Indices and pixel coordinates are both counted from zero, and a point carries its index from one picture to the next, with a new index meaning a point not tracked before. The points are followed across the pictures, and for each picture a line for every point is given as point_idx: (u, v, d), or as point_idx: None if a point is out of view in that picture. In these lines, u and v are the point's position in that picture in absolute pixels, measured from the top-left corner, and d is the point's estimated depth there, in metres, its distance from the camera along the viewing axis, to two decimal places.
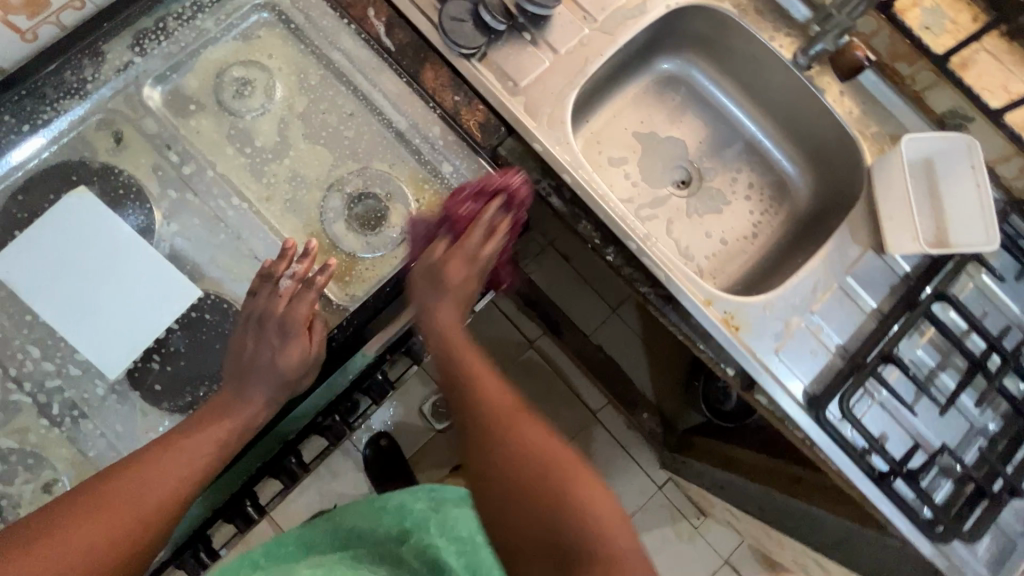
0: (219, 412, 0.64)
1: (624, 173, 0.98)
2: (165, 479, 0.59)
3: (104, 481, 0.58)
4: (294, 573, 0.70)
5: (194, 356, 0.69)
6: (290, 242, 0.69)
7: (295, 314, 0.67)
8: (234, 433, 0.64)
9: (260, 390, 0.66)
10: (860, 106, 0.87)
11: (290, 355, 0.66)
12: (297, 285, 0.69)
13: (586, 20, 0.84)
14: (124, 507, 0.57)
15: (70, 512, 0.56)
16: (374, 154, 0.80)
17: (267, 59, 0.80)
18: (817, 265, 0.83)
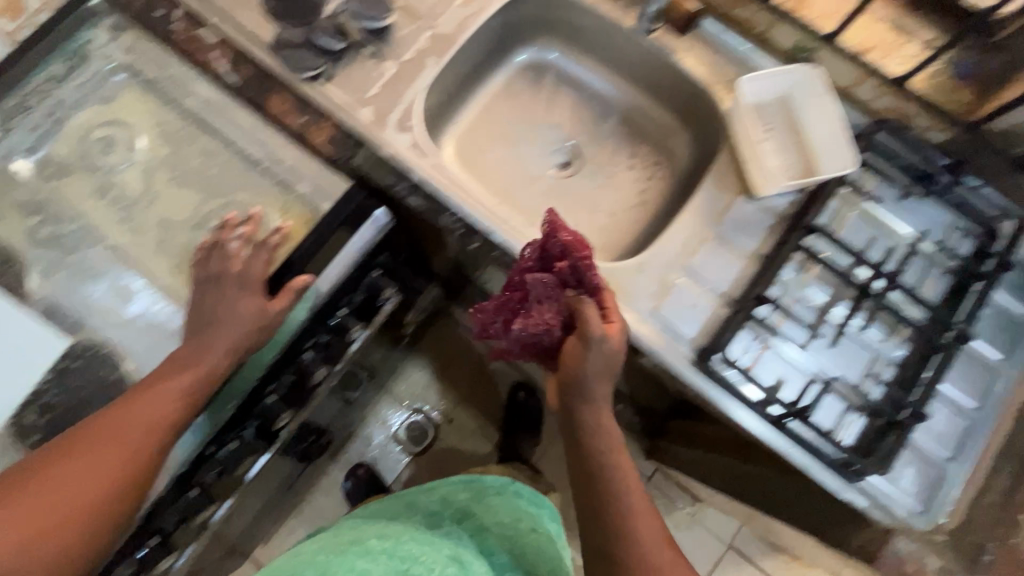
0: (186, 364, 0.67)
1: (503, 165, 0.98)
2: (162, 402, 0.64)
3: (85, 431, 0.62)
4: (364, 543, 0.81)
5: (69, 402, 0.72)
6: (257, 211, 0.78)
7: (248, 271, 0.73)
8: (199, 380, 0.67)
9: (221, 342, 0.69)
10: (710, 58, 0.88)
11: (250, 304, 0.71)
12: (245, 245, 0.76)
13: (425, 25, 0.88)
14: (99, 456, 0.60)
15: (92, 432, 0.62)
16: (238, 186, 0.82)
17: (127, 114, 0.84)
18: (687, 220, 0.83)
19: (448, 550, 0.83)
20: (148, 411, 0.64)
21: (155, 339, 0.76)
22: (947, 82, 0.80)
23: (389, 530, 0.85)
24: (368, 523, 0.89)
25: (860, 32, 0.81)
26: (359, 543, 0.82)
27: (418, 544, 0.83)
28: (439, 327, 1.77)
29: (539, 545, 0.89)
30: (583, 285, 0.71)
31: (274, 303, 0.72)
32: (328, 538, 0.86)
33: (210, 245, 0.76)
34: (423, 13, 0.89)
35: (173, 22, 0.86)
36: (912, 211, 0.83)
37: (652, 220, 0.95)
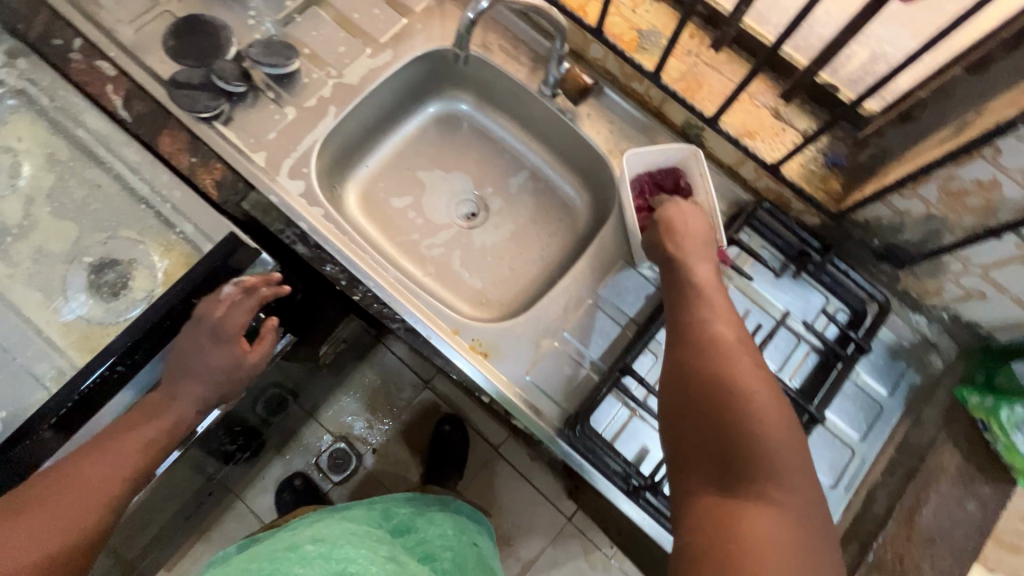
0: (155, 409, 0.66)
1: (408, 212, 1.00)
2: (123, 457, 0.63)
3: (42, 482, 0.60)
4: (298, 547, 0.78)
5: None
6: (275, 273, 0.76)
7: (229, 322, 0.70)
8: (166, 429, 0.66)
9: (190, 393, 0.68)
10: (608, 126, 0.92)
11: (226, 356, 0.69)
12: (239, 292, 0.72)
13: (330, 73, 0.89)
14: (66, 509, 0.60)
15: (48, 485, 0.60)
16: (120, 222, 0.81)
17: (12, 140, 0.83)
18: (567, 283, 0.84)
19: (384, 552, 0.81)
20: (114, 461, 0.63)
21: (24, 380, 0.74)
22: (817, 171, 0.83)
23: (325, 534, 0.82)
24: (306, 527, 0.87)
25: (740, 114, 0.84)
26: (295, 548, 0.78)
27: (355, 545, 0.80)
28: (371, 355, 1.75)
29: (477, 558, 0.93)
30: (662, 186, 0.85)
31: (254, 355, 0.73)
32: (261, 548, 0.81)
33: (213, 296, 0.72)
34: (330, 60, 0.90)
35: (73, 52, 0.86)
36: (785, 290, 0.86)
37: (548, 275, 0.97)
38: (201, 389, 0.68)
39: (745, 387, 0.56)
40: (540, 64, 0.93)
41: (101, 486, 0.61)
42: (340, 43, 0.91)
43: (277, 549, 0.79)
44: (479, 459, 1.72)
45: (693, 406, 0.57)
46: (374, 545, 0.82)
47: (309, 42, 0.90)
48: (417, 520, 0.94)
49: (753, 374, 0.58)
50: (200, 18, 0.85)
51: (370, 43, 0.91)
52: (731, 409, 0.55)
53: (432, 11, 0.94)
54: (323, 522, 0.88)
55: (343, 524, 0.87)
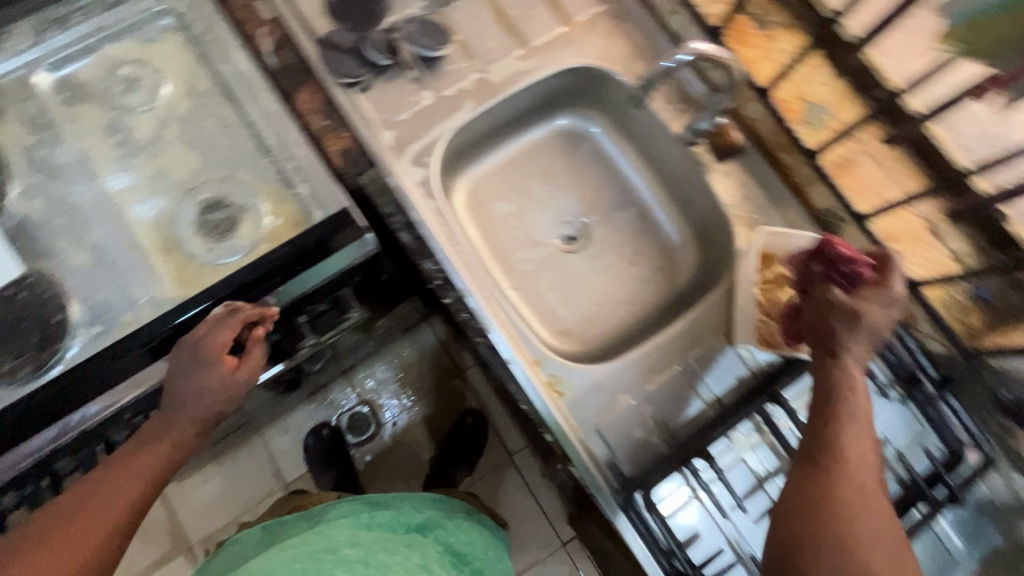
0: (158, 434, 0.66)
1: (508, 220, 0.98)
2: (125, 487, 0.62)
3: (47, 518, 0.60)
4: (337, 551, 0.80)
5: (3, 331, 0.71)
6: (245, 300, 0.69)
7: (210, 342, 0.65)
8: (172, 448, 0.66)
9: (190, 412, 0.67)
10: (741, 189, 0.86)
11: (214, 378, 0.66)
12: (221, 314, 0.68)
13: (476, 65, 0.87)
14: (63, 547, 0.58)
15: (42, 532, 0.59)
16: (241, 166, 0.82)
17: (160, 60, 0.84)
18: (661, 343, 0.80)
19: (418, 559, 0.85)
20: (118, 490, 0.62)
21: (121, 300, 0.75)
22: (960, 301, 0.76)
23: (361, 538, 0.84)
24: (336, 523, 0.89)
25: (894, 219, 0.78)
26: (333, 550, 0.80)
27: (389, 549, 0.84)
28: (415, 331, 1.75)
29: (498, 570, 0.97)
30: (853, 280, 0.64)
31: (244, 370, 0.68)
32: (299, 541, 0.83)
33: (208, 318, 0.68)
34: (479, 52, 0.87)
35: None
36: (886, 409, 0.81)
37: (633, 323, 0.94)
38: (201, 403, 0.66)
39: (849, 496, 0.54)
40: (688, 108, 0.88)
41: (110, 516, 0.61)
42: (492, 37, 0.87)
43: (317, 549, 0.80)
44: (492, 460, 1.71)
45: (791, 509, 0.55)
46: (407, 551, 0.85)
47: (463, 28, 0.87)
48: (446, 523, 0.96)
49: (864, 482, 0.55)
50: None
51: (522, 44, 0.88)
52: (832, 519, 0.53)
53: (591, 25, 0.90)
54: (356, 517, 0.90)
55: (372, 526, 0.89)
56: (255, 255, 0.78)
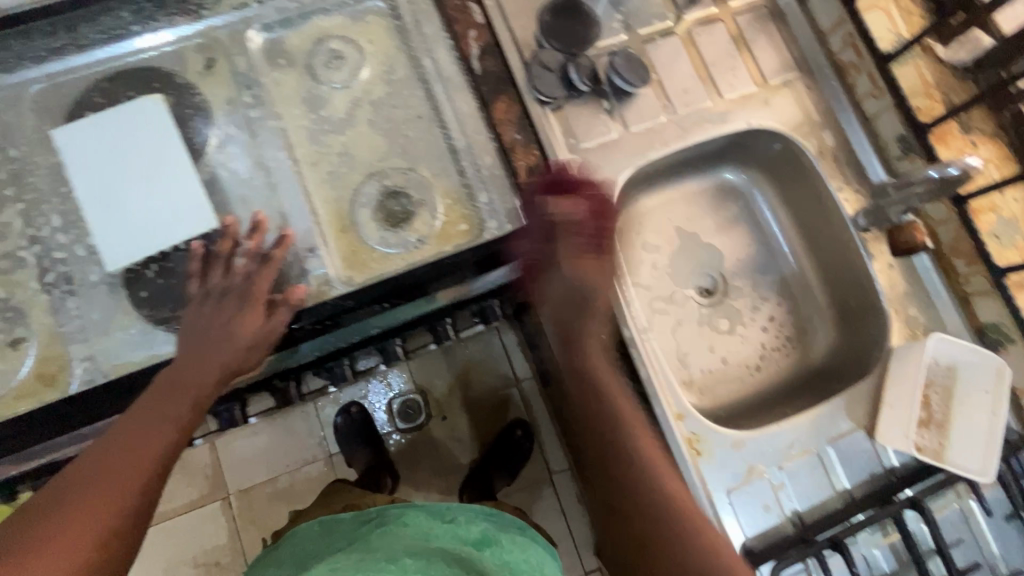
0: (172, 392, 0.65)
1: (652, 261, 0.97)
2: (157, 429, 0.62)
3: (60, 485, 0.56)
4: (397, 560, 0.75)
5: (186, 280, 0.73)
6: (234, 219, 0.71)
7: (250, 288, 0.71)
8: (191, 405, 0.66)
9: (211, 367, 0.67)
10: (904, 284, 0.85)
11: (245, 323, 0.70)
12: (249, 259, 0.72)
13: (667, 108, 0.87)
14: (105, 487, 0.57)
15: (73, 483, 0.57)
16: (425, 160, 0.82)
17: (365, 41, 0.85)
18: (803, 423, 0.79)
19: None
20: (154, 429, 0.62)
21: (296, 272, 0.77)
22: None
23: (420, 548, 0.79)
24: (397, 526, 0.84)
25: None
26: (392, 558, 0.75)
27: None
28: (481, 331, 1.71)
29: None
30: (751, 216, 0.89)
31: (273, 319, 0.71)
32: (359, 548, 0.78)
33: (203, 256, 0.72)
34: (671, 95, 0.87)
35: None
36: (1013, 539, 0.79)
37: (755, 390, 0.94)
38: (234, 345, 0.69)
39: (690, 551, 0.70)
40: (866, 193, 0.88)
41: (139, 461, 0.59)
42: (686, 84, 0.88)
43: (376, 560, 0.74)
44: (532, 477, 1.69)
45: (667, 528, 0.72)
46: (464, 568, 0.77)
47: (660, 69, 0.88)
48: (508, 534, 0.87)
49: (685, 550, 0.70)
50: (580, 5, 0.84)
51: (713, 96, 0.88)
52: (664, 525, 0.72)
53: (783, 91, 0.90)
54: (416, 527, 0.83)
55: (431, 536, 0.82)
56: (426, 254, 0.80)
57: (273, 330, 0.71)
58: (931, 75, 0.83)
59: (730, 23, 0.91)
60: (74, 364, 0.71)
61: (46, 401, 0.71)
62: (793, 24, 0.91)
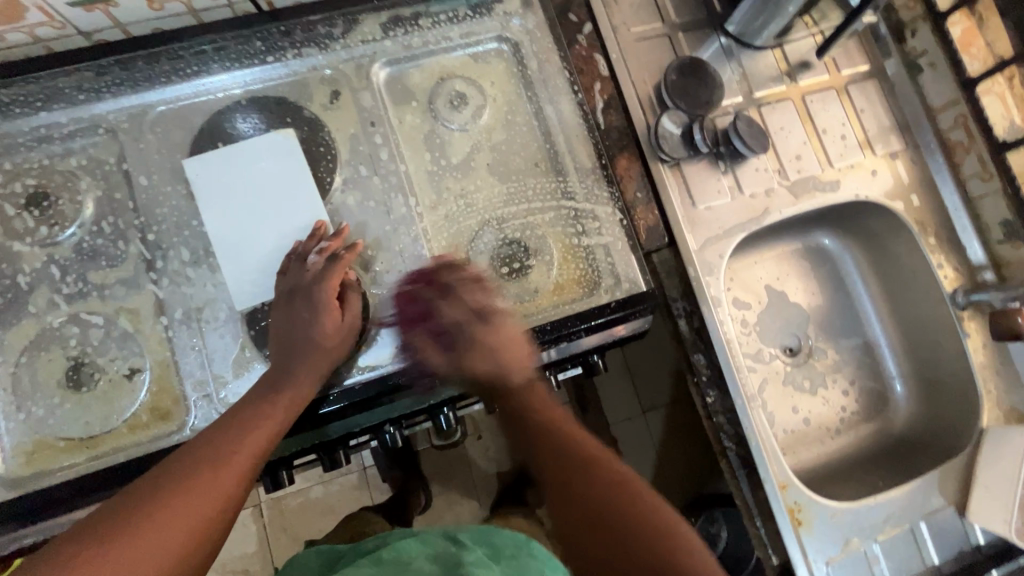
0: (274, 387, 0.67)
1: (741, 317, 0.98)
2: (256, 432, 0.64)
3: (169, 467, 0.59)
4: None
5: (287, 313, 0.70)
6: (320, 222, 0.72)
7: (321, 287, 0.70)
8: (287, 406, 0.66)
9: (307, 367, 0.68)
10: (996, 364, 0.87)
11: (327, 324, 0.70)
12: (323, 260, 0.71)
13: (779, 173, 0.87)
14: (201, 480, 0.59)
15: (174, 475, 0.59)
16: (543, 209, 0.81)
17: (488, 82, 0.84)
18: (896, 497, 0.81)
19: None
20: (251, 431, 0.64)
21: (410, 318, 0.75)
22: None
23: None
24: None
25: None
26: None
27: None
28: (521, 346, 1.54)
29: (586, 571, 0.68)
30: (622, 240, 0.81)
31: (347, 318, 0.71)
32: None
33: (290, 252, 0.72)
34: (784, 160, 0.88)
35: (580, 34, 0.85)
36: None
37: (836, 454, 0.95)
38: (322, 350, 0.69)
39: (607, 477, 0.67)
40: (962, 272, 0.90)
41: (234, 463, 0.61)
42: (799, 151, 0.89)
43: None
44: None
45: (567, 446, 0.70)
46: None
47: (775, 134, 0.89)
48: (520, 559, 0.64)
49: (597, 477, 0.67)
50: (704, 67, 0.85)
51: (823, 163, 0.89)
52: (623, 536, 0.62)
53: (888, 163, 0.91)
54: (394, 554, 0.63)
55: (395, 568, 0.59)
56: (543, 303, 0.79)
57: (354, 326, 0.72)
58: None
59: (842, 92, 0.92)
60: (191, 400, 0.70)
61: (161, 436, 0.69)
62: (902, 99, 0.93)
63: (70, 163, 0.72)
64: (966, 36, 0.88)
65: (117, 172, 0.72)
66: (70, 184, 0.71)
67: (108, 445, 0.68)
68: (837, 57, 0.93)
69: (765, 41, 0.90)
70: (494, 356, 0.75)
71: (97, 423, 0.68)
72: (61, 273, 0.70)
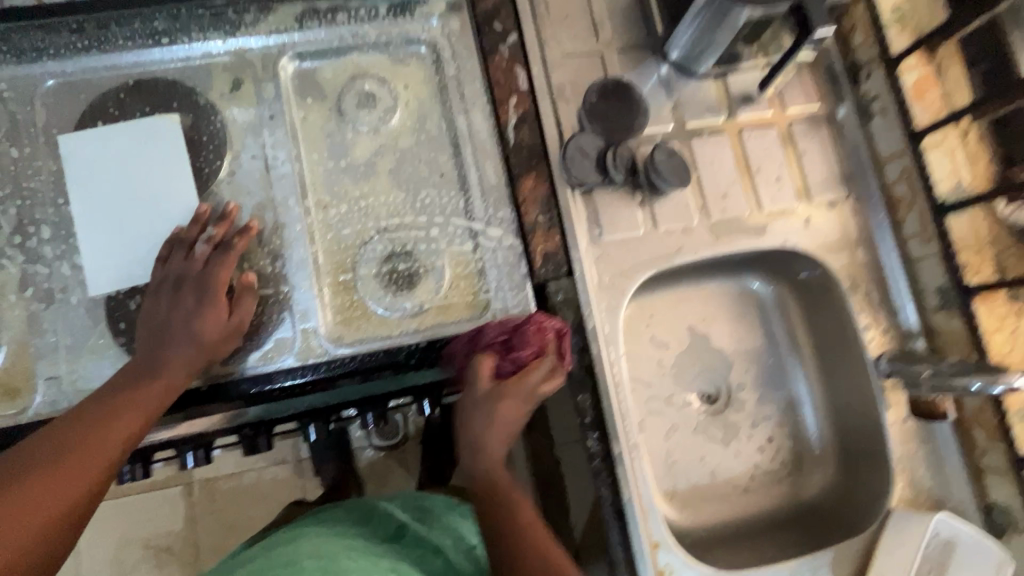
0: (146, 375, 0.63)
1: (658, 357, 0.92)
2: (124, 418, 0.60)
3: (21, 455, 0.55)
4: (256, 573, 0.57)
5: (158, 302, 0.67)
6: (201, 206, 0.70)
7: (210, 277, 0.68)
8: (162, 393, 0.63)
9: (180, 357, 0.65)
10: (913, 440, 0.82)
11: (208, 318, 0.66)
12: (211, 249, 0.69)
13: (702, 210, 0.82)
14: (64, 468, 0.54)
15: (28, 462, 0.54)
16: (438, 221, 0.77)
17: (401, 84, 0.80)
18: (783, 572, 0.75)
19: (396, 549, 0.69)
20: (117, 417, 0.59)
21: (285, 321, 0.72)
22: None
23: (326, 549, 0.64)
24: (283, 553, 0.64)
25: None
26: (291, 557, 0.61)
27: (382, 516, 0.76)
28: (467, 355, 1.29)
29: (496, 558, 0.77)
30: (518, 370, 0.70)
31: (236, 317, 0.67)
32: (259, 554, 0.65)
33: (174, 238, 0.70)
34: (709, 197, 0.82)
35: (503, 45, 0.81)
36: None
37: (741, 514, 0.88)
38: (197, 342, 0.65)
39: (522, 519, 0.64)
40: (891, 337, 0.84)
41: (100, 447, 0.57)
42: (726, 188, 0.83)
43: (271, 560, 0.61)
44: None
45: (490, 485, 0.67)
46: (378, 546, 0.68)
47: (704, 169, 0.83)
48: (461, 541, 0.75)
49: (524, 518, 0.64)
50: (630, 92, 0.80)
51: (753, 204, 0.84)
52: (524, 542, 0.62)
53: (826, 212, 0.85)
54: (328, 528, 0.71)
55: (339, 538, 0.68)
56: (422, 324, 0.75)
57: (238, 325, 0.68)
58: (987, 232, 0.78)
59: (785, 131, 0.86)
60: (39, 382, 0.68)
61: (1, 414, 0.67)
62: (848, 146, 0.87)
63: None
64: (921, 83, 0.81)
65: None
66: None
67: None
68: (783, 94, 0.87)
69: (705, 69, 0.84)
70: (368, 371, 0.72)
71: None
72: None
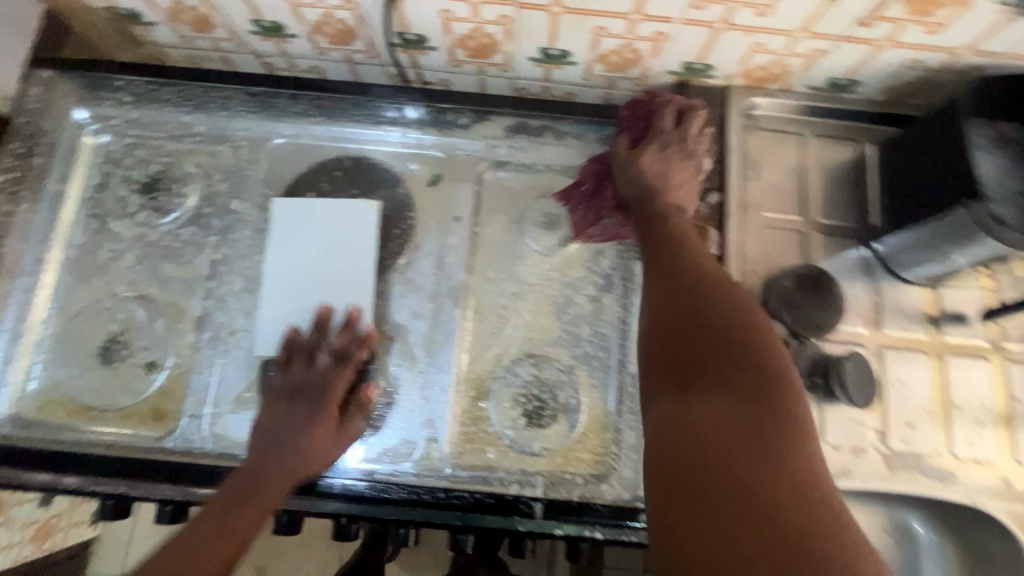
0: (255, 476, 0.64)
1: None
2: (247, 513, 0.62)
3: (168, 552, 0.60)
4: None
5: (274, 409, 0.68)
6: (326, 310, 0.71)
7: (327, 391, 0.69)
8: (274, 492, 0.64)
9: (285, 467, 0.65)
10: None
11: (318, 429, 0.67)
12: (331, 360, 0.70)
13: (878, 434, 0.72)
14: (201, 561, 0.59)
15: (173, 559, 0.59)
16: (589, 364, 0.74)
17: None
18: None
19: None
20: (241, 510, 0.62)
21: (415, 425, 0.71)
22: None
23: None
24: None
25: None
26: None
27: None
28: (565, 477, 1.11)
29: None
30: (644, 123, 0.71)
31: (344, 428, 0.68)
32: None
33: (293, 339, 0.71)
34: (890, 421, 0.73)
35: (702, 202, 0.78)
36: None
37: None
38: (302, 456, 0.66)
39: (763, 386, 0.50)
40: None
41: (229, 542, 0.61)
42: (913, 417, 0.73)
43: None
44: None
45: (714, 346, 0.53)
46: None
47: (891, 388, 0.74)
48: None
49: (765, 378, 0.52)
50: (831, 285, 0.73)
51: (941, 443, 0.73)
52: (758, 492, 0.43)
53: None
54: None
55: None
56: (545, 470, 0.70)
57: (344, 440, 0.68)
58: None
59: (999, 368, 0.75)
60: (183, 418, 0.71)
61: (142, 437, 0.70)
62: None
63: (186, 164, 0.78)
64: None
65: (219, 185, 0.78)
66: (181, 183, 0.78)
67: (97, 425, 0.71)
68: (1005, 325, 0.76)
69: (917, 277, 0.76)
70: (477, 511, 0.67)
71: (100, 399, 0.71)
72: (134, 258, 0.75)
